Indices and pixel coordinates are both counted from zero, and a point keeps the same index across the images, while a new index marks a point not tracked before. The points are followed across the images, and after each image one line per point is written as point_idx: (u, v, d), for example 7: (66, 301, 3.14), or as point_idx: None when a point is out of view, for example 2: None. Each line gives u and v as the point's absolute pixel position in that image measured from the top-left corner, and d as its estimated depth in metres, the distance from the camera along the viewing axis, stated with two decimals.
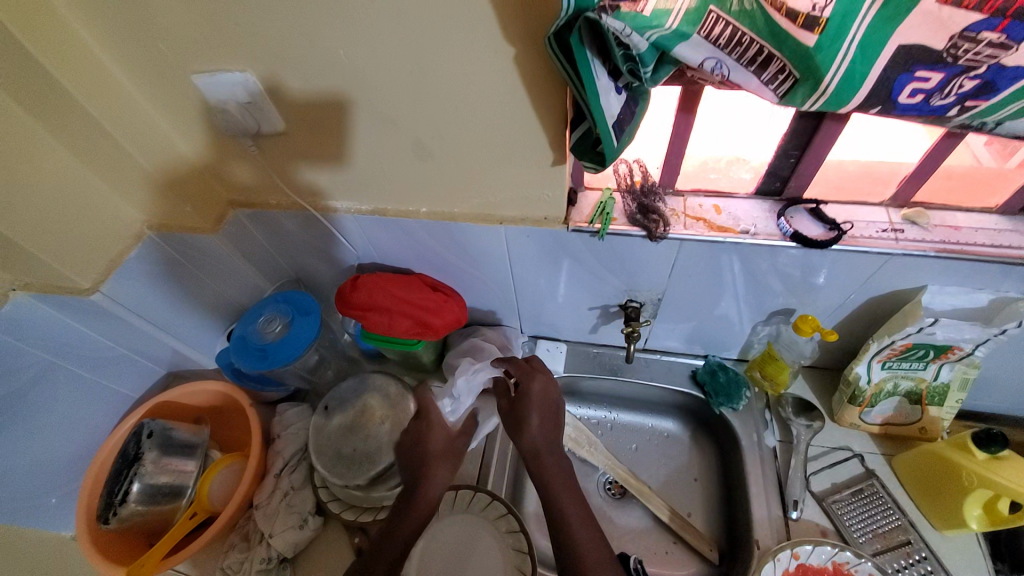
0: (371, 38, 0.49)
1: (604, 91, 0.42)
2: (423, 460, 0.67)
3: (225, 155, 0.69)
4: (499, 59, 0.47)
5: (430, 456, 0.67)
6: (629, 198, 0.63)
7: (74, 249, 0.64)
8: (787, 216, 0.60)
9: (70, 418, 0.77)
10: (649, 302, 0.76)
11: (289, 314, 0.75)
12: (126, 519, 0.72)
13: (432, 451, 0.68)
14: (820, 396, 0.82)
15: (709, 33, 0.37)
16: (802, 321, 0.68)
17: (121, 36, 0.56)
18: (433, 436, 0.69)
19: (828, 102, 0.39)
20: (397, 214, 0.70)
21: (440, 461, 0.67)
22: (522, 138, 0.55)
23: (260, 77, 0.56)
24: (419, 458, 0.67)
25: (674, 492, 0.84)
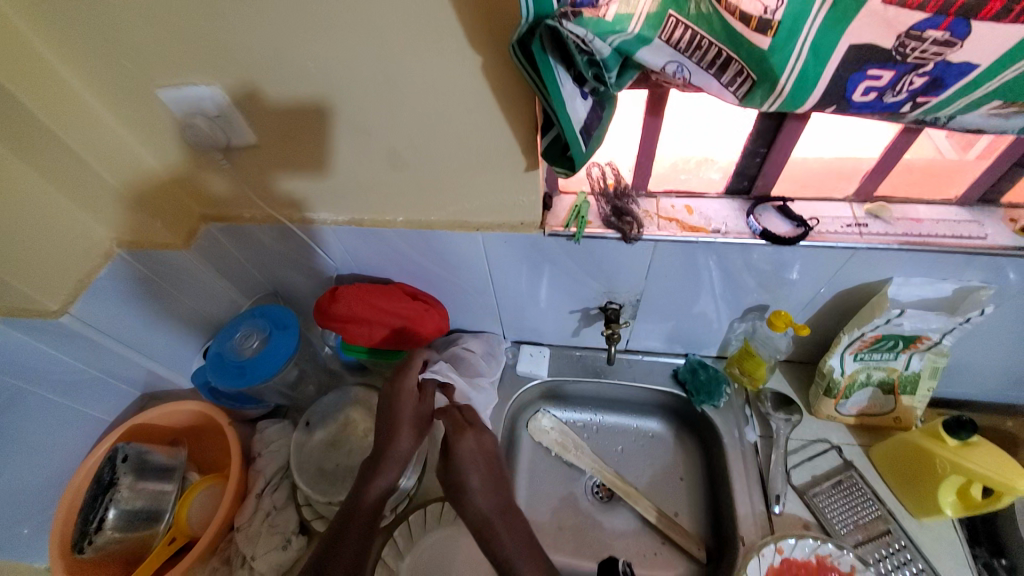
0: (339, 49, 0.49)
1: (570, 100, 0.42)
2: (393, 425, 0.69)
3: (196, 170, 0.68)
4: (468, 67, 0.48)
5: (399, 421, 0.70)
6: (603, 201, 0.64)
7: (40, 270, 0.63)
8: (756, 215, 0.61)
9: (40, 444, 0.74)
10: (628, 303, 0.76)
11: (267, 329, 0.74)
12: (102, 547, 0.69)
13: (400, 416, 0.70)
14: (798, 389, 0.84)
15: (670, 37, 0.39)
16: (777, 316, 0.69)
17: (82, 52, 0.55)
18: (403, 401, 0.71)
19: (786, 102, 0.40)
20: (374, 224, 0.70)
21: (407, 426, 0.70)
22: (495, 145, 0.55)
23: (228, 90, 0.56)
24: (388, 421, 0.70)
25: (661, 492, 0.84)
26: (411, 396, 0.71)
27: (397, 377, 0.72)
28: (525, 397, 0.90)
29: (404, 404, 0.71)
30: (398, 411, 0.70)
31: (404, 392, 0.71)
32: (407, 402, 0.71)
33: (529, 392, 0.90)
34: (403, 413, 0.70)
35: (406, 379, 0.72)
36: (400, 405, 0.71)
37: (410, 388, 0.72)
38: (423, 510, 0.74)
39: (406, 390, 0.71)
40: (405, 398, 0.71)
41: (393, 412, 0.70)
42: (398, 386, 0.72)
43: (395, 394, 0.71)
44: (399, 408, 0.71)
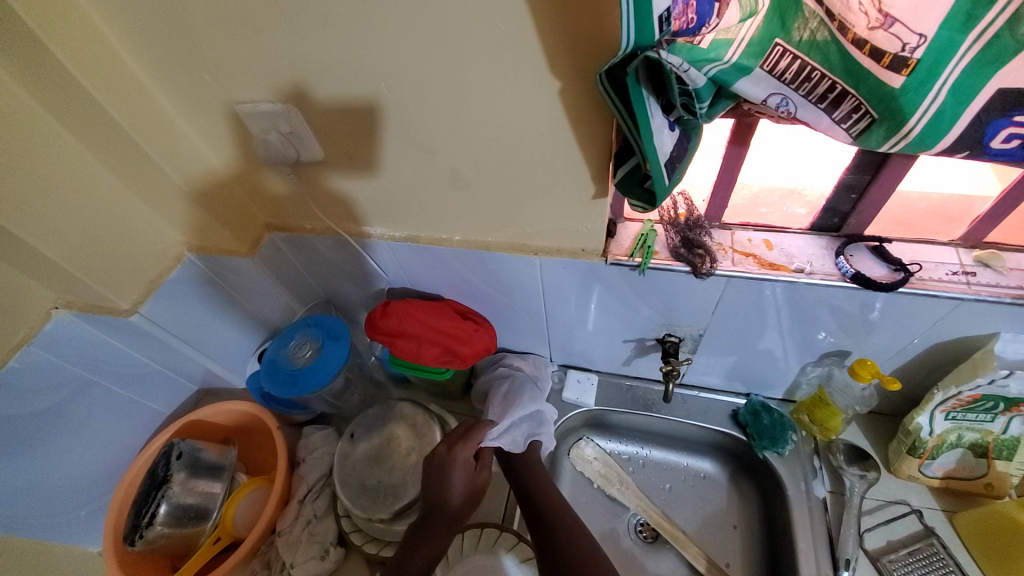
0: (412, 70, 0.48)
1: (658, 129, 0.39)
2: (445, 498, 0.68)
3: (264, 181, 0.70)
4: (543, 91, 0.46)
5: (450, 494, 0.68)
6: (672, 231, 0.60)
7: (114, 271, 0.65)
8: (847, 255, 0.56)
9: (103, 435, 0.77)
10: (689, 337, 0.72)
11: (320, 339, 0.75)
12: (152, 542, 0.71)
13: (453, 490, 0.68)
14: (875, 444, 0.76)
15: (774, 67, 0.35)
16: (862, 366, 0.64)
17: (170, 68, 0.57)
18: (457, 473, 0.69)
19: (911, 145, 0.35)
20: (430, 241, 0.69)
21: (459, 500, 0.69)
22: (562, 170, 0.53)
23: (300, 107, 0.57)
24: (440, 493, 0.68)
25: (710, 540, 0.79)
26: (466, 469, 0.70)
27: (457, 447, 0.71)
28: (569, 423, 0.87)
29: (458, 476, 0.69)
30: (453, 484, 0.69)
31: (460, 464, 0.70)
32: (461, 474, 0.70)
33: (574, 419, 0.87)
34: (458, 487, 0.69)
35: (465, 451, 0.70)
36: (455, 477, 0.69)
37: (466, 459, 0.71)
38: (462, 534, 0.73)
39: (462, 462, 0.70)
40: (460, 470, 0.70)
41: (445, 484, 0.69)
42: (454, 456, 0.70)
43: (450, 465, 0.70)
44: (453, 481, 0.69)
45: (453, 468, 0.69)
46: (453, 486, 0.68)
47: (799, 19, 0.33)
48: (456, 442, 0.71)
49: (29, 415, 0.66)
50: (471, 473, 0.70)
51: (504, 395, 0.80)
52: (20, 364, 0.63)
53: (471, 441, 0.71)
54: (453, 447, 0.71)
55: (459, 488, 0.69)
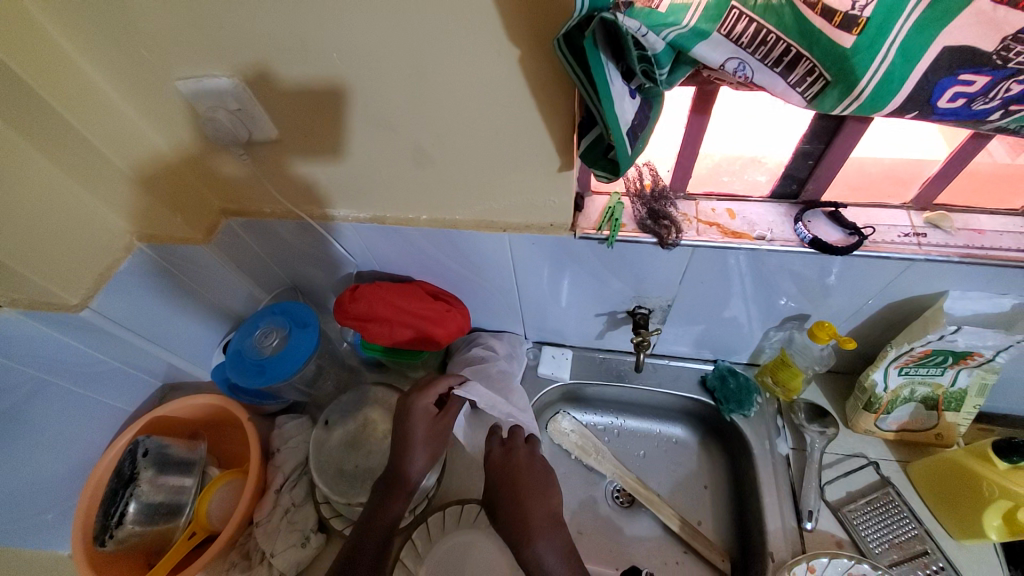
0: (366, 41, 0.46)
1: (617, 96, 0.38)
2: (407, 445, 0.70)
3: (216, 165, 0.66)
4: (503, 61, 0.44)
5: (412, 443, 0.70)
6: (639, 204, 0.60)
7: (58, 265, 0.61)
8: (805, 221, 0.58)
9: (61, 437, 0.74)
10: (659, 308, 0.73)
11: (287, 326, 0.73)
12: (124, 541, 0.69)
13: (414, 437, 0.70)
14: (834, 402, 0.81)
15: (731, 31, 0.35)
16: (818, 328, 0.67)
17: (100, 42, 0.53)
18: (418, 421, 0.71)
19: (862, 107, 0.36)
20: (397, 222, 0.67)
21: (421, 448, 0.70)
22: (528, 144, 0.52)
23: (250, 83, 0.53)
24: (402, 442, 0.70)
25: (683, 500, 0.82)
26: (427, 416, 0.72)
27: (416, 396, 0.72)
28: (546, 398, 0.88)
29: (419, 424, 0.71)
30: (413, 432, 0.70)
31: (419, 412, 0.72)
32: (422, 421, 0.71)
33: (550, 393, 0.88)
34: (418, 435, 0.70)
35: (423, 399, 0.72)
36: (416, 425, 0.71)
37: (425, 408, 0.72)
38: (442, 512, 0.73)
39: (423, 411, 0.72)
40: (420, 418, 0.71)
41: (406, 433, 0.71)
42: (413, 405, 0.72)
43: (410, 414, 0.71)
44: (413, 429, 0.71)
45: (411, 416, 0.71)
46: (414, 434, 0.70)
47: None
48: (415, 392, 0.73)
49: None
50: (432, 421, 0.72)
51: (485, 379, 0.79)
52: None
53: (430, 391, 0.73)
54: (411, 398, 0.72)
55: (420, 436, 0.70)
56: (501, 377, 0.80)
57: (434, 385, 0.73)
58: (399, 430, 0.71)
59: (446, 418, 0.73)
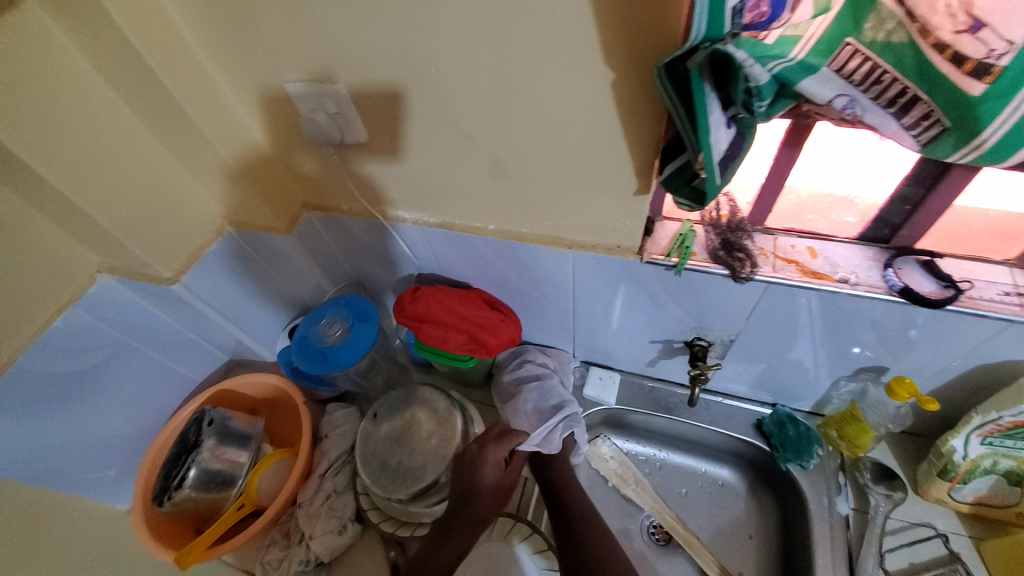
0: (463, 57, 0.48)
1: (715, 125, 0.38)
2: (473, 493, 0.69)
3: (306, 162, 0.71)
4: (593, 82, 0.45)
5: (478, 493, 0.69)
6: (713, 233, 0.59)
7: (159, 240, 0.67)
8: (895, 267, 0.55)
9: (137, 397, 0.80)
10: (720, 342, 0.71)
11: (350, 319, 0.76)
12: (178, 504, 0.73)
13: (484, 485, 0.70)
14: (903, 465, 0.75)
15: (842, 68, 0.34)
16: (898, 384, 0.62)
17: (226, 46, 0.59)
18: (489, 470, 0.71)
19: (983, 157, 0.34)
20: (464, 229, 0.69)
21: (488, 495, 0.70)
22: (606, 164, 0.52)
23: (350, 89, 0.57)
24: (469, 489, 0.70)
25: (725, 548, 0.78)
26: (498, 467, 0.71)
27: (491, 448, 0.72)
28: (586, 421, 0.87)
29: (489, 474, 0.70)
30: (483, 480, 0.70)
31: (491, 462, 0.71)
32: (492, 472, 0.71)
33: (592, 416, 0.87)
34: (486, 484, 0.70)
35: (497, 451, 0.72)
36: (486, 474, 0.70)
37: (497, 459, 0.72)
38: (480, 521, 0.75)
39: (494, 460, 0.71)
40: (491, 468, 0.71)
41: (475, 480, 0.70)
42: (488, 454, 0.71)
43: (482, 462, 0.71)
44: (483, 478, 0.70)
45: (484, 464, 0.71)
46: (483, 482, 0.70)
47: (875, 17, 0.31)
48: (490, 442, 0.73)
49: (71, 373, 0.69)
50: (502, 471, 0.71)
51: (533, 403, 0.79)
52: (63, 324, 0.65)
53: (503, 443, 0.73)
54: (485, 447, 0.72)
55: (489, 484, 0.70)
56: (549, 395, 0.80)
57: (507, 439, 0.73)
58: (465, 479, 0.70)
59: (512, 472, 0.73)
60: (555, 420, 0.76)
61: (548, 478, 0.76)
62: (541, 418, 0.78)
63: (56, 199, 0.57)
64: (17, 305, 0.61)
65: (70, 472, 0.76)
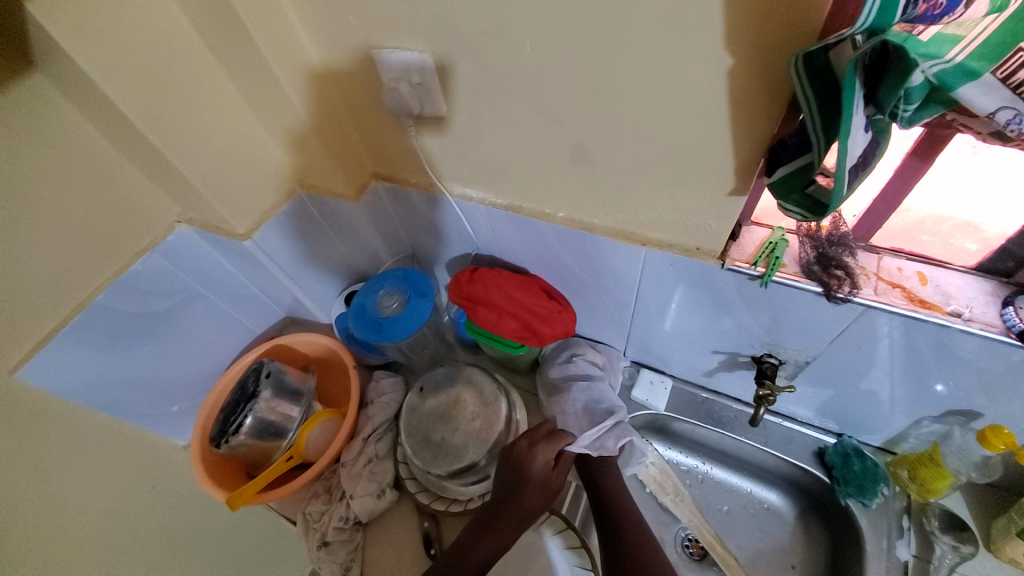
0: (562, 33, 0.45)
1: (856, 127, 0.33)
2: (519, 491, 0.68)
3: (379, 130, 0.71)
4: (704, 69, 0.41)
5: (525, 490, 0.68)
6: (809, 246, 0.53)
7: (236, 197, 0.69)
8: (1017, 306, 0.48)
9: (201, 341, 0.85)
10: (792, 362, 0.66)
11: (407, 293, 0.77)
12: (233, 447, 0.77)
13: (530, 486, 0.68)
14: (978, 518, 0.68)
15: (1011, 75, 0.30)
16: (993, 432, 0.58)
17: (316, 6, 0.58)
18: (536, 471, 0.69)
19: None
20: (531, 214, 0.67)
21: (534, 493, 0.69)
22: (700, 159, 0.49)
23: (436, 59, 0.56)
24: (515, 485, 0.68)
25: (762, 571, 0.75)
26: (546, 469, 0.69)
27: (539, 449, 0.70)
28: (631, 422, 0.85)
29: (537, 475, 0.69)
30: (530, 479, 0.68)
31: (539, 462, 0.69)
32: (539, 473, 0.69)
33: (636, 419, 0.85)
34: (533, 483, 0.68)
35: (545, 452, 0.70)
36: (533, 475, 0.69)
37: (545, 460, 0.70)
38: None
39: (542, 461, 0.69)
40: (538, 469, 0.69)
41: (521, 479, 0.69)
42: (535, 454, 0.70)
43: (530, 462, 0.69)
44: (530, 479, 0.68)
45: (532, 462, 0.69)
46: (529, 483, 0.68)
47: None
48: (539, 443, 0.71)
49: (146, 314, 0.73)
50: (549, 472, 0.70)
51: (583, 403, 0.77)
52: (141, 267, 0.69)
53: (552, 445, 0.71)
54: (535, 447, 0.70)
55: (535, 484, 0.68)
56: (600, 397, 0.77)
57: (557, 441, 0.71)
58: (511, 476, 0.69)
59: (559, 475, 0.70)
60: (607, 423, 0.73)
61: (598, 479, 0.74)
62: (592, 421, 0.75)
63: (149, 149, 0.59)
64: (106, 246, 0.65)
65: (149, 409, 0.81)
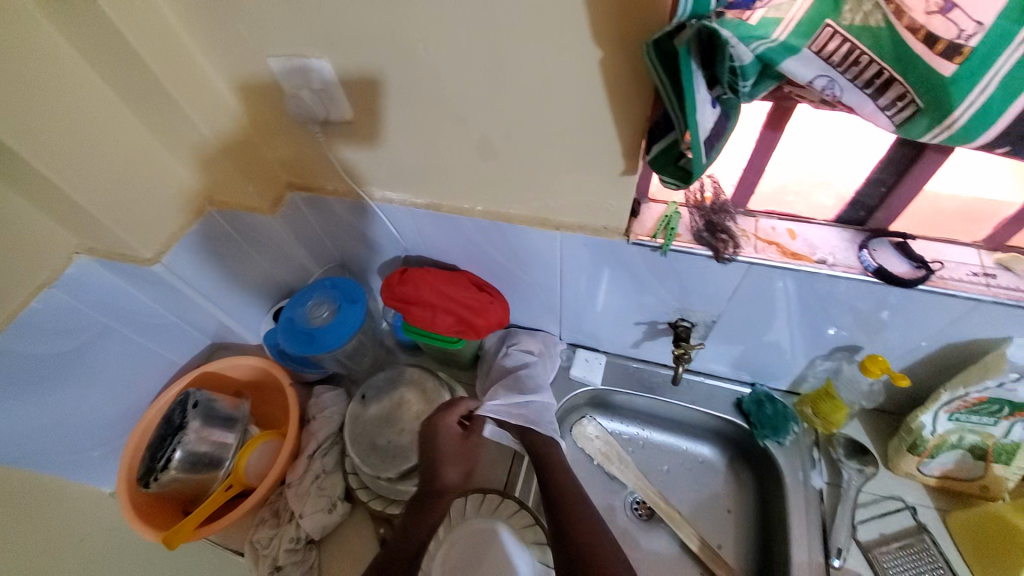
0: (451, 33, 0.47)
1: (702, 104, 0.38)
2: (436, 460, 0.74)
3: (288, 142, 0.70)
4: (582, 62, 0.45)
5: (441, 458, 0.74)
6: (697, 215, 0.60)
7: (139, 221, 0.66)
8: (870, 249, 0.56)
9: (120, 379, 0.79)
10: (702, 323, 0.72)
11: (337, 301, 0.76)
12: (165, 485, 0.73)
13: (445, 451, 0.75)
14: (875, 440, 0.78)
15: (822, 49, 0.35)
16: (871, 361, 0.64)
17: (204, 17, 0.57)
18: (447, 438, 0.76)
19: (954, 137, 0.35)
20: (452, 211, 0.69)
21: (449, 460, 0.75)
22: (594, 144, 0.53)
23: (335, 65, 0.56)
24: (430, 456, 0.74)
25: (704, 520, 0.81)
26: (455, 433, 0.76)
27: (441, 416, 0.77)
28: (573, 401, 0.89)
29: (448, 440, 0.75)
30: (442, 447, 0.75)
31: (446, 430, 0.76)
32: (452, 438, 0.76)
33: (578, 397, 0.89)
34: (447, 450, 0.75)
35: (449, 418, 0.77)
36: (445, 440, 0.75)
37: (450, 426, 0.77)
38: (464, 498, 0.75)
39: (451, 427, 0.77)
40: (447, 435, 0.76)
41: (434, 447, 0.75)
42: (440, 423, 0.77)
43: (437, 432, 0.76)
44: (442, 444, 0.75)
45: (440, 433, 0.76)
46: (443, 449, 0.75)
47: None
48: (441, 412, 0.78)
49: (48, 355, 0.67)
50: (457, 438, 0.77)
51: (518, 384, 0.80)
52: (41, 305, 0.64)
53: (453, 410, 0.78)
54: (437, 417, 0.77)
55: (448, 450, 0.75)
56: (536, 381, 0.81)
57: (456, 406, 0.79)
58: (427, 449, 0.75)
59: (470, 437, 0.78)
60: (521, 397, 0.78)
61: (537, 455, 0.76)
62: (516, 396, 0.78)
63: (31, 176, 0.55)
64: None
65: (61, 453, 0.76)
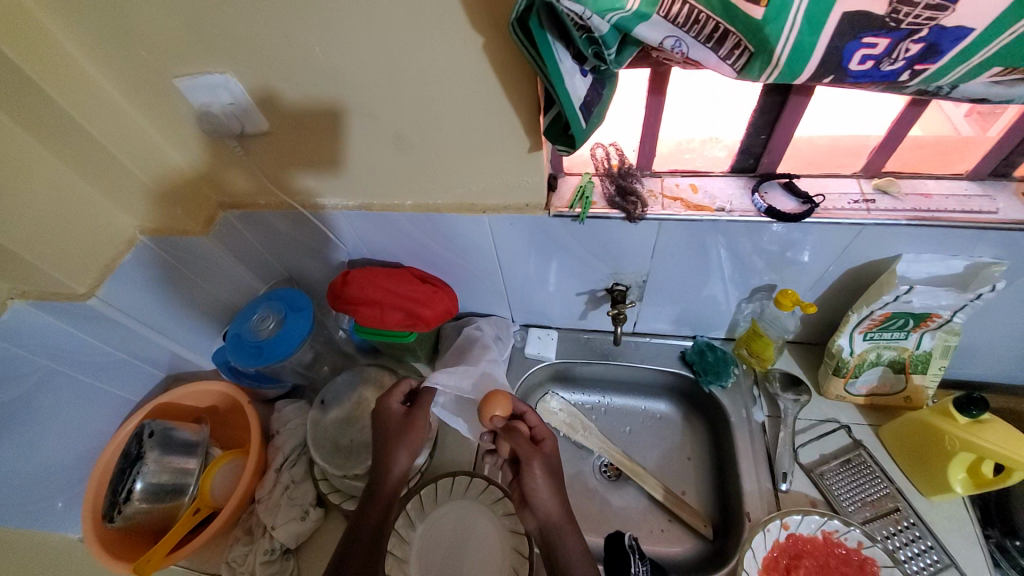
0: (345, 34, 0.50)
1: (570, 75, 0.43)
2: (386, 445, 0.72)
3: (211, 160, 0.71)
4: (469, 49, 0.49)
5: (389, 441, 0.72)
6: (608, 181, 0.65)
7: (70, 256, 0.65)
8: (761, 192, 0.62)
9: (74, 422, 0.77)
10: (635, 284, 0.77)
11: (282, 311, 0.77)
12: (130, 517, 0.73)
13: (388, 436, 0.72)
14: (807, 371, 0.84)
15: (668, 13, 0.38)
16: (783, 295, 0.70)
17: (102, 44, 0.57)
18: (389, 420, 0.73)
19: (782, 74, 0.40)
20: (383, 207, 0.71)
21: (399, 445, 0.71)
22: (499, 124, 0.56)
23: (240, 78, 0.58)
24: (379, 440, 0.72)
25: (668, 472, 0.86)
26: (398, 416, 0.74)
27: (383, 398, 0.75)
28: (533, 379, 0.92)
29: (389, 422, 0.73)
30: (387, 431, 0.73)
31: (390, 411, 0.74)
32: (395, 421, 0.73)
33: (538, 373, 0.92)
34: (393, 432, 0.72)
35: (390, 399, 0.75)
36: (388, 424, 0.73)
37: (394, 407, 0.74)
38: (435, 485, 0.78)
39: (393, 410, 0.74)
40: (390, 416, 0.74)
41: (382, 432, 0.73)
42: (383, 406, 0.75)
43: (382, 414, 0.74)
44: (386, 428, 0.73)
45: (385, 413, 0.74)
46: (387, 430, 0.73)
47: None
48: (383, 395, 0.76)
49: None
50: (403, 417, 0.74)
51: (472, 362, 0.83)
52: None
53: (395, 391, 0.76)
54: (380, 401, 0.75)
55: (394, 432, 0.72)
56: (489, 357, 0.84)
57: (397, 388, 0.76)
58: (376, 434, 0.73)
59: (416, 412, 0.74)
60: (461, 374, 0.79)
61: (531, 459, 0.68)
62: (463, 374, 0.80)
63: None
64: None
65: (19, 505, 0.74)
